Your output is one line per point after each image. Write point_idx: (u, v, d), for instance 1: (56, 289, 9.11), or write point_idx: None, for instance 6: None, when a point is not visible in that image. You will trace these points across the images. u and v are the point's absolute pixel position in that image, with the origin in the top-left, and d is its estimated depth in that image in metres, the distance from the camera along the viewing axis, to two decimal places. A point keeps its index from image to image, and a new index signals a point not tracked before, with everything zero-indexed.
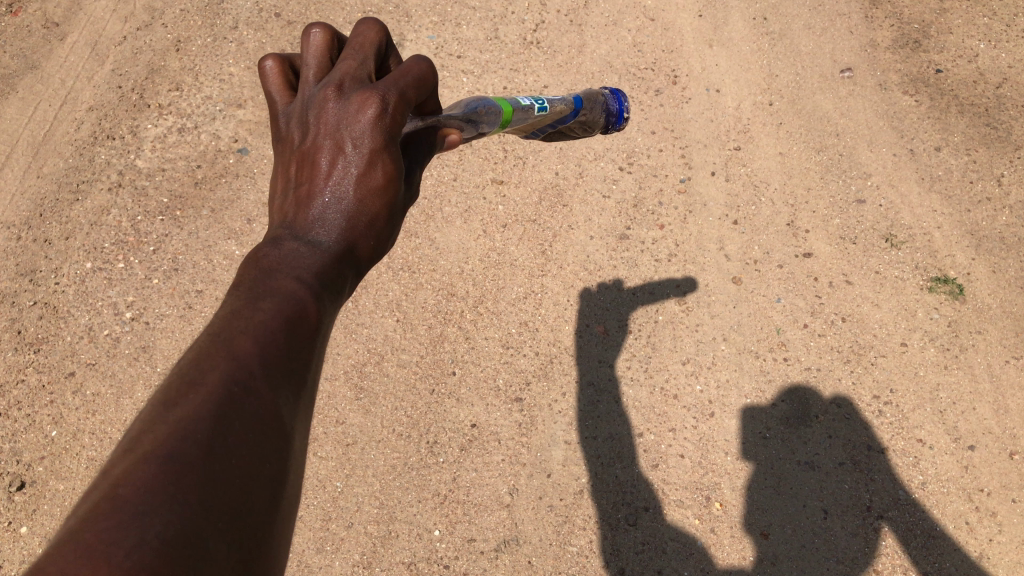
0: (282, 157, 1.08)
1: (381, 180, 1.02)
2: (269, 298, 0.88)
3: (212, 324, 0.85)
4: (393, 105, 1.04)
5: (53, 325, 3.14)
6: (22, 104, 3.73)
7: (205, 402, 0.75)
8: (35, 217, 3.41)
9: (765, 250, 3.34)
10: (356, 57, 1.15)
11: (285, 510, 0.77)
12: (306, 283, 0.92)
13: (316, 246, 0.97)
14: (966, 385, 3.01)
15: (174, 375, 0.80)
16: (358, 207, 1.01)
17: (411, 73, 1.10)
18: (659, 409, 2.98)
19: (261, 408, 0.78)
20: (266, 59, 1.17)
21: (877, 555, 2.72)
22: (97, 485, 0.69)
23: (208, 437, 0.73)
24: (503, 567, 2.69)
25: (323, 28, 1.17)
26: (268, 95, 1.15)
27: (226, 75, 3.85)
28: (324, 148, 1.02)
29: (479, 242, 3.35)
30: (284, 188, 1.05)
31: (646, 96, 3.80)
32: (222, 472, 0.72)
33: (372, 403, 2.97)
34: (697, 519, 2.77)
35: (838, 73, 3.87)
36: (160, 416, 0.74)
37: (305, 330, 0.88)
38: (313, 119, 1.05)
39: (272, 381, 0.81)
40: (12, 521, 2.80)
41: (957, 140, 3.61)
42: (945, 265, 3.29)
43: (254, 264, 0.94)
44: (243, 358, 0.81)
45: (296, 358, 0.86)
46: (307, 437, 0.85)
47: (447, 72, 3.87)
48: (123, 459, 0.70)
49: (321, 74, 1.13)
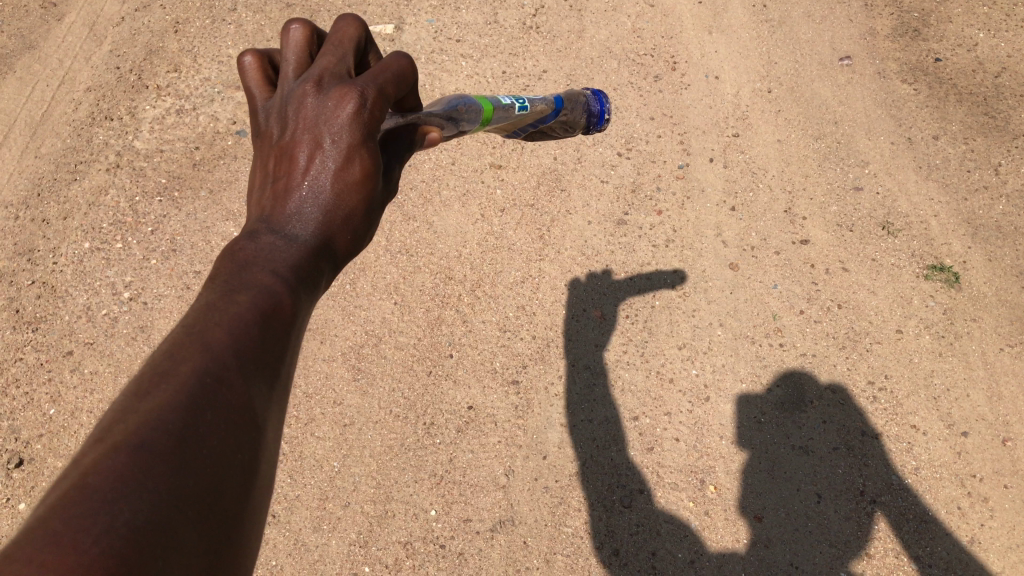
0: (260, 152, 1.08)
1: (358, 175, 1.02)
2: (244, 291, 0.89)
3: (187, 316, 0.86)
4: (373, 102, 1.04)
5: (51, 304, 3.15)
6: (20, 83, 3.72)
7: (177, 394, 0.76)
8: (33, 196, 3.41)
9: (762, 237, 3.35)
10: (336, 51, 1.15)
11: (258, 500, 0.78)
12: (282, 278, 0.93)
13: (292, 241, 0.98)
14: (960, 372, 3.03)
15: (147, 366, 0.80)
16: (335, 203, 1.01)
17: (391, 68, 1.11)
18: (654, 394, 2.99)
19: (235, 399, 0.79)
20: (245, 54, 1.17)
21: (869, 539, 2.72)
22: (67, 474, 0.69)
23: (179, 426, 0.74)
24: (499, 547, 2.70)
25: (302, 23, 1.17)
26: (246, 91, 1.15)
27: (225, 58, 3.85)
28: (302, 143, 1.02)
29: (477, 226, 3.36)
30: (262, 182, 1.05)
31: (645, 82, 3.81)
32: (193, 461, 0.73)
33: (369, 384, 2.99)
34: (691, 502, 2.79)
35: (838, 61, 3.88)
36: (132, 406, 0.74)
37: (280, 321, 0.88)
38: (292, 114, 1.06)
39: (246, 373, 0.82)
40: (10, 498, 2.78)
41: (955, 129, 3.62)
42: (942, 253, 3.30)
43: (231, 259, 0.95)
44: (217, 348, 0.81)
45: (270, 350, 0.86)
46: (281, 428, 0.85)
47: (446, 56, 3.86)
48: (94, 448, 0.70)
49: (301, 69, 1.13)
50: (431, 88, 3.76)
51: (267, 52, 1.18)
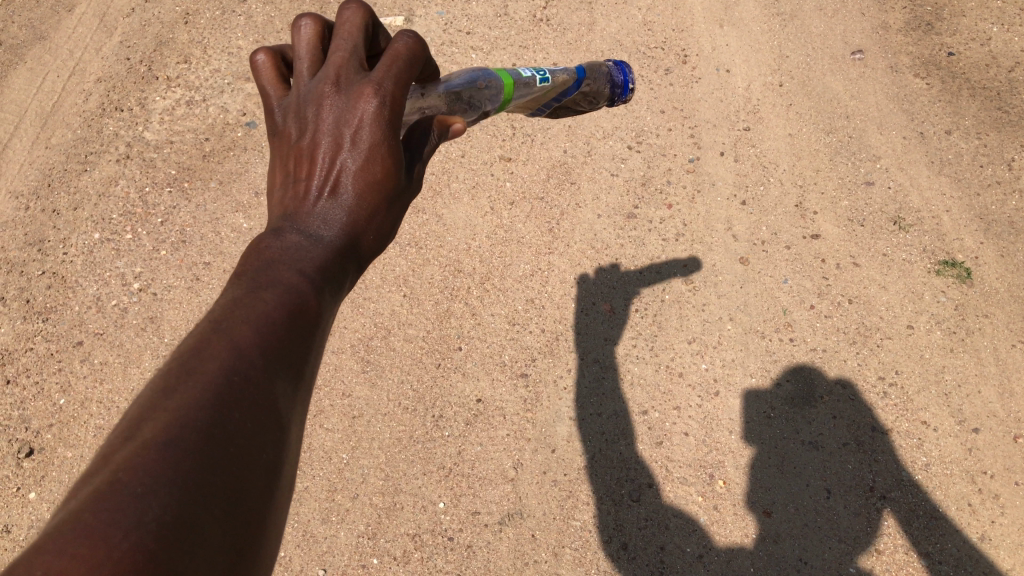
0: (279, 152, 1.12)
1: (380, 175, 1.07)
2: (270, 290, 0.93)
3: (211, 315, 0.90)
4: (390, 104, 1.08)
5: (61, 294, 3.15)
6: (30, 74, 3.74)
7: (204, 391, 0.79)
8: (43, 187, 3.42)
9: (773, 231, 3.33)
10: (346, 40, 1.15)
11: (279, 496, 0.81)
12: (307, 278, 0.98)
13: (317, 241, 1.03)
14: (972, 368, 3.00)
15: (174, 361, 0.83)
16: (358, 204, 1.06)
17: (401, 58, 1.12)
18: (664, 388, 2.98)
19: (259, 397, 0.83)
20: (258, 53, 1.19)
21: (879, 535, 2.71)
22: (97, 470, 0.71)
23: (206, 423, 0.77)
24: (507, 540, 2.70)
25: (312, 18, 1.18)
26: (262, 90, 1.17)
27: (235, 49, 3.85)
28: (324, 148, 1.06)
29: (486, 219, 3.35)
30: (283, 182, 1.09)
31: (655, 75, 3.79)
32: (221, 458, 0.76)
33: (378, 376, 3.00)
34: (700, 496, 2.78)
35: (850, 55, 3.85)
36: (161, 403, 0.77)
37: (306, 320, 0.93)
38: (310, 116, 1.09)
39: (270, 373, 0.86)
40: (21, 487, 2.79)
41: (968, 124, 3.59)
42: (953, 248, 3.27)
43: (258, 256, 0.99)
44: (243, 347, 0.85)
45: (293, 350, 0.90)
46: (302, 426, 0.89)
47: (456, 48, 3.86)
48: (124, 445, 0.73)
49: (315, 67, 1.15)
50: None
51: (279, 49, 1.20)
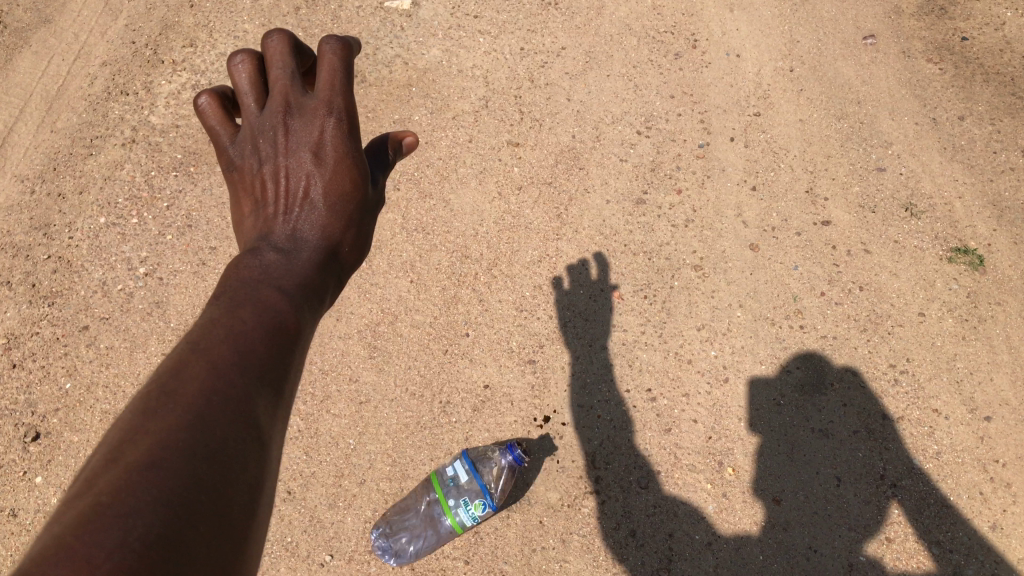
0: (248, 180, 1.43)
1: (348, 186, 1.41)
2: (252, 313, 1.12)
3: (190, 336, 1.05)
4: (341, 121, 1.42)
5: (67, 278, 3.14)
6: (35, 58, 3.72)
7: (183, 414, 0.92)
8: (49, 171, 3.40)
9: (783, 218, 3.30)
10: (282, 66, 1.46)
11: (258, 518, 0.93)
12: (286, 296, 1.20)
13: (291, 258, 1.29)
14: (984, 356, 2.97)
15: (153, 385, 0.97)
16: (329, 212, 1.38)
17: (337, 68, 1.44)
18: (673, 374, 2.96)
19: (234, 413, 0.96)
20: (202, 96, 1.49)
21: (888, 523, 2.69)
22: (83, 493, 0.81)
23: (189, 441, 0.89)
24: (515, 526, 2.70)
25: (246, 56, 1.48)
26: (214, 129, 1.49)
27: (241, 32, 3.81)
28: (294, 170, 1.38)
29: (494, 204, 3.33)
30: (257, 204, 1.40)
31: (665, 60, 3.76)
32: (205, 476, 0.87)
33: (385, 361, 2.98)
34: (709, 484, 2.76)
35: (862, 40, 3.80)
36: (143, 423, 0.90)
37: (286, 335, 1.13)
38: (274, 145, 1.41)
39: (249, 394, 1.00)
40: (28, 471, 2.79)
41: (981, 110, 3.54)
42: (966, 235, 3.23)
43: (239, 274, 1.22)
44: (221, 368, 1.00)
45: (267, 372, 1.05)
46: (279, 449, 1.02)
47: (464, 32, 3.83)
48: (109, 467, 0.84)
49: (264, 103, 1.46)
50: (448, 64, 3.73)
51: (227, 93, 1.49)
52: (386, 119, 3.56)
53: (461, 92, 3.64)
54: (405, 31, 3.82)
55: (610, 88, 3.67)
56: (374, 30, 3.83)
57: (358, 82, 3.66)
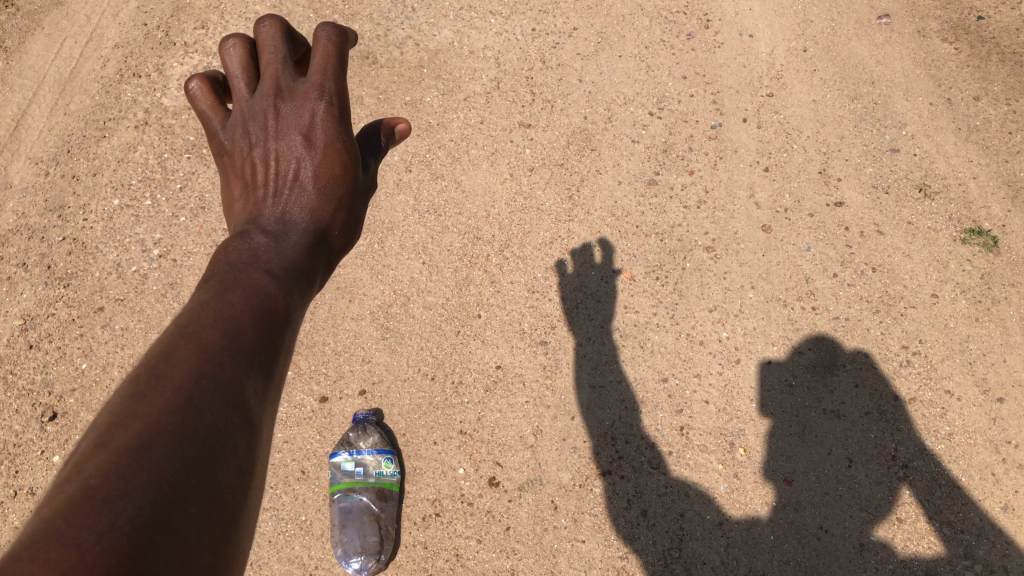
0: (235, 167, 1.24)
1: (339, 171, 1.23)
2: (240, 293, 0.97)
3: (179, 318, 0.92)
4: (335, 104, 1.25)
5: (81, 260, 3.16)
6: (48, 41, 3.75)
7: (174, 395, 0.79)
8: (63, 153, 3.42)
9: (796, 199, 3.29)
10: (273, 49, 1.29)
11: (253, 501, 0.81)
12: (277, 277, 1.03)
13: (280, 240, 1.11)
14: (997, 337, 2.95)
15: (143, 366, 0.84)
16: (321, 200, 1.19)
17: (332, 55, 1.28)
18: (684, 355, 2.96)
19: (228, 394, 0.83)
20: (191, 81, 1.31)
21: (900, 504, 2.69)
22: (69, 478, 0.70)
23: (178, 426, 0.77)
24: (527, 506, 2.72)
25: (237, 38, 1.29)
26: (201, 114, 1.30)
27: (252, 14, 3.82)
28: (283, 151, 1.20)
29: (505, 186, 3.33)
30: (244, 191, 1.22)
31: (677, 40, 3.74)
32: (197, 462, 0.75)
33: (398, 342, 3.00)
34: (720, 464, 2.77)
35: (876, 20, 3.77)
36: (131, 408, 0.77)
37: (277, 317, 0.96)
38: (262, 126, 1.23)
39: (241, 370, 0.87)
40: (45, 450, 2.82)
41: (997, 90, 3.50)
42: (980, 216, 3.21)
43: (227, 253, 1.05)
44: (212, 349, 0.87)
45: (264, 349, 0.92)
46: (273, 428, 0.89)
47: (475, 13, 3.82)
48: (96, 453, 0.72)
49: (251, 82, 1.28)
50: (459, 46, 3.72)
51: (209, 74, 1.33)
52: (398, 100, 3.55)
53: (472, 73, 3.64)
54: (416, 12, 3.82)
55: (622, 68, 3.65)
56: (385, 11, 3.82)
57: (369, 63, 3.66)
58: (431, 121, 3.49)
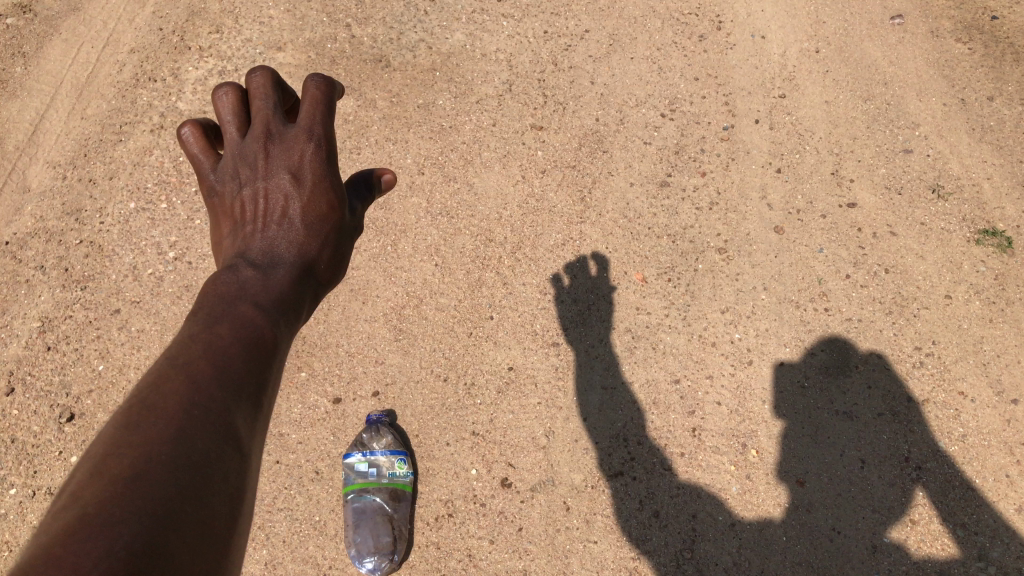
0: (224, 207, 1.30)
1: (325, 210, 1.29)
2: (228, 326, 1.02)
3: (170, 352, 0.97)
4: (323, 147, 1.32)
5: (98, 263, 3.20)
6: (66, 45, 3.80)
7: (166, 426, 0.84)
8: (80, 157, 3.46)
9: (809, 200, 3.28)
10: (263, 96, 1.36)
11: (242, 525, 0.86)
12: (265, 312, 1.09)
13: (268, 275, 1.17)
14: (1011, 339, 2.94)
15: (134, 398, 0.88)
16: (307, 236, 1.26)
17: (320, 103, 1.36)
18: (696, 356, 2.96)
19: (219, 425, 0.88)
20: (184, 127, 1.37)
21: (913, 505, 2.68)
22: (66, 507, 0.73)
23: (171, 455, 0.81)
24: (539, 506, 2.73)
25: (230, 87, 1.37)
26: (192, 159, 1.36)
27: (266, 18, 3.85)
28: (271, 189, 1.27)
29: (517, 188, 3.34)
30: (232, 229, 1.27)
31: (689, 42, 3.74)
32: (191, 489, 0.80)
33: (410, 344, 3.02)
34: (732, 465, 2.78)
35: (889, 20, 3.77)
36: (125, 438, 0.82)
37: (264, 348, 1.03)
38: (251, 167, 1.29)
39: (230, 402, 0.92)
40: (63, 450, 2.85)
41: (1012, 90, 3.48)
42: (994, 217, 3.19)
43: (215, 288, 1.11)
44: (202, 381, 0.92)
45: (252, 380, 0.97)
46: (260, 459, 0.94)
47: (487, 16, 3.84)
48: (92, 481, 0.76)
49: (241, 127, 1.35)
50: (472, 49, 3.74)
51: (201, 121, 1.39)
52: (410, 103, 3.57)
53: (484, 76, 3.65)
54: (429, 15, 3.85)
55: (634, 70, 3.66)
56: (398, 15, 3.84)
57: (382, 66, 3.68)
58: (443, 124, 3.51)
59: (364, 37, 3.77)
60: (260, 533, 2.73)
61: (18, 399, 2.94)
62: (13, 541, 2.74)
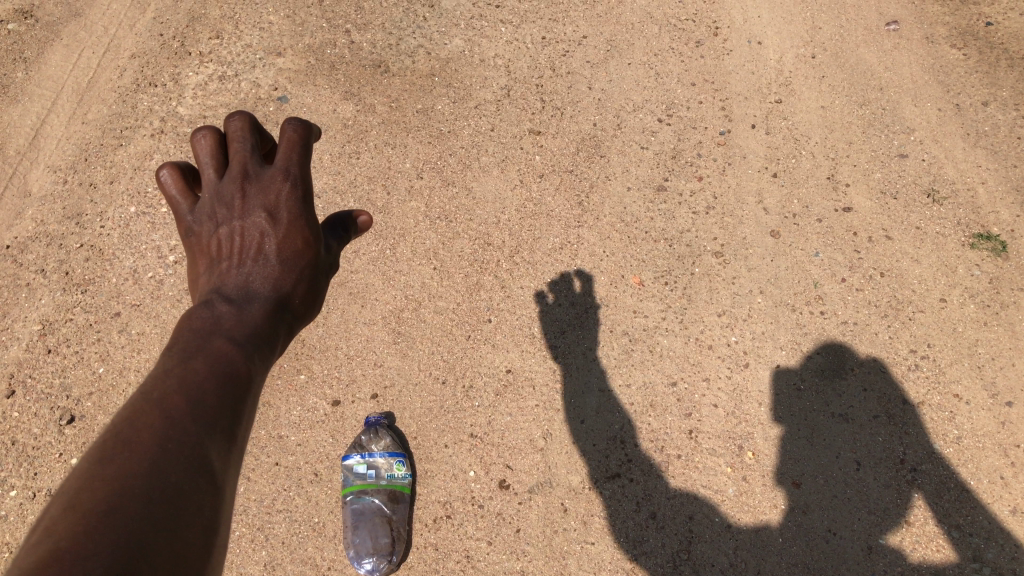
0: (200, 245, 1.31)
1: (300, 248, 1.32)
2: (202, 360, 1.06)
3: (146, 386, 1.01)
4: (299, 187, 1.34)
5: (98, 266, 3.22)
6: (67, 51, 3.82)
7: (139, 460, 0.88)
8: (81, 161, 3.48)
9: (804, 205, 3.30)
10: (241, 140, 1.36)
11: (216, 555, 0.90)
12: (240, 346, 1.12)
13: (241, 310, 1.19)
14: (1005, 342, 2.96)
15: (109, 434, 0.92)
16: (282, 273, 1.28)
17: (296, 145, 1.37)
18: (693, 359, 2.98)
19: (192, 459, 0.92)
20: (162, 171, 1.36)
21: (909, 507, 2.69)
22: (40, 542, 0.77)
23: (144, 489, 0.85)
24: (536, 508, 2.75)
25: (207, 129, 1.37)
26: (169, 201, 1.36)
27: (266, 24, 3.88)
28: (247, 227, 1.28)
29: (516, 192, 3.37)
30: (209, 266, 1.29)
31: (686, 48, 3.77)
32: (163, 522, 0.83)
33: (409, 347, 3.04)
34: (728, 468, 2.79)
35: (884, 26, 3.80)
36: (97, 473, 0.86)
37: (239, 381, 1.06)
38: (227, 206, 1.30)
39: (204, 435, 0.96)
40: (63, 452, 2.86)
41: (1006, 95, 3.51)
42: (988, 221, 3.21)
43: (190, 324, 1.14)
44: (175, 416, 0.95)
45: (225, 412, 1.01)
46: (235, 489, 0.98)
47: (485, 22, 3.87)
48: (66, 516, 0.80)
49: (219, 169, 1.35)
50: (470, 54, 3.77)
51: (179, 163, 1.38)
52: (409, 108, 3.60)
53: (483, 81, 3.68)
54: (428, 22, 3.88)
55: (631, 76, 3.69)
56: (397, 21, 3.87)
57: (381, 71, 3.71)
58: (442, 129, 3.54)
59: (364, 43, 3.80)
60: (259, 534, 2.74)
61: (19, 401, 2.95)
62: (13, 542, 2.74)
